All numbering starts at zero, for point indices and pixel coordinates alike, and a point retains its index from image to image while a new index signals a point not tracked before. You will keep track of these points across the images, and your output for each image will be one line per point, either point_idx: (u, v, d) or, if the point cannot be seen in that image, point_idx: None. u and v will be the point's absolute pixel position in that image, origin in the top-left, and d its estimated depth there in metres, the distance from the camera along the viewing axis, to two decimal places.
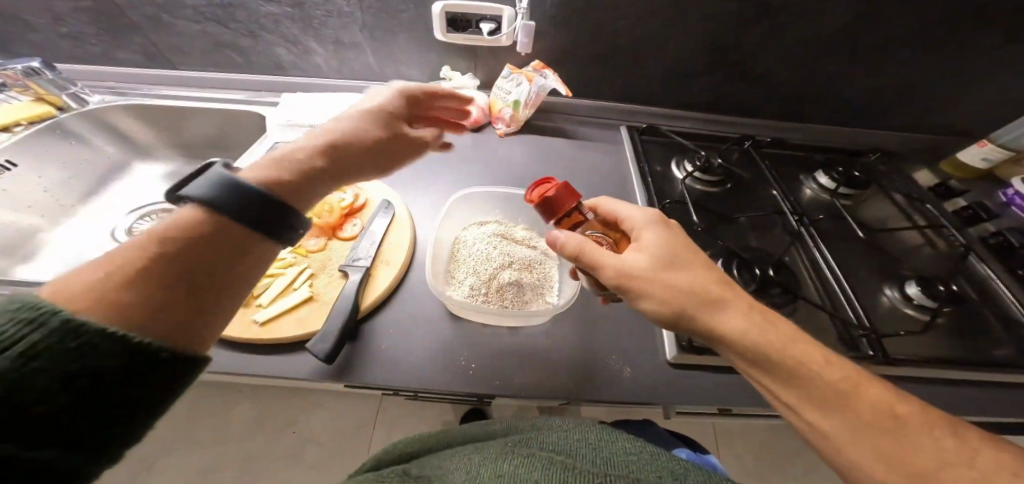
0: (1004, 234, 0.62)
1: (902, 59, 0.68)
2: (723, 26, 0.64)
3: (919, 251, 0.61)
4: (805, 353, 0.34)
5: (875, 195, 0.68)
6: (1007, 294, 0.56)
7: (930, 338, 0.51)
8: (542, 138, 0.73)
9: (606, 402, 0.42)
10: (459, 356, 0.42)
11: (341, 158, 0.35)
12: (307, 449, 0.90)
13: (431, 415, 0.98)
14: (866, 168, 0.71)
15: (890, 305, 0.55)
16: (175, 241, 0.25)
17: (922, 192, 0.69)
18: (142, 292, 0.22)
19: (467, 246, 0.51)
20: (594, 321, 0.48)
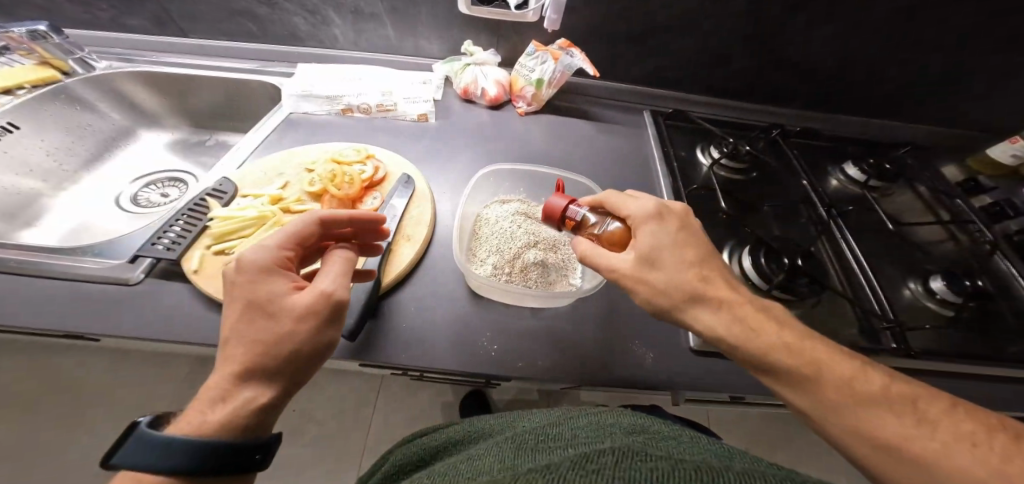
0: None
1: (941, 51, 0.66)
2: (760, 9, 0.61)
3: (944, 246, 0.60)
4: (801, 359, 0.31)
5: (903, 189, 0.67)
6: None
7: (953, 333, 0.50)
8: (562, 119, 0.71)
9: (629, 385, 0.41)
10: (478, 334, 0.41)
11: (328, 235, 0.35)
12: (309, 427, 0.90)
13: (436, 397, 0.98)
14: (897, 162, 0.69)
15: (912, 298, 0.53)
16: (265, 303, 0.29)
17: (949, 186, 0.67)
18: (264, 344, 0.28)
19: (491, 223, 0.49)
20: (618, 304, 0.46)
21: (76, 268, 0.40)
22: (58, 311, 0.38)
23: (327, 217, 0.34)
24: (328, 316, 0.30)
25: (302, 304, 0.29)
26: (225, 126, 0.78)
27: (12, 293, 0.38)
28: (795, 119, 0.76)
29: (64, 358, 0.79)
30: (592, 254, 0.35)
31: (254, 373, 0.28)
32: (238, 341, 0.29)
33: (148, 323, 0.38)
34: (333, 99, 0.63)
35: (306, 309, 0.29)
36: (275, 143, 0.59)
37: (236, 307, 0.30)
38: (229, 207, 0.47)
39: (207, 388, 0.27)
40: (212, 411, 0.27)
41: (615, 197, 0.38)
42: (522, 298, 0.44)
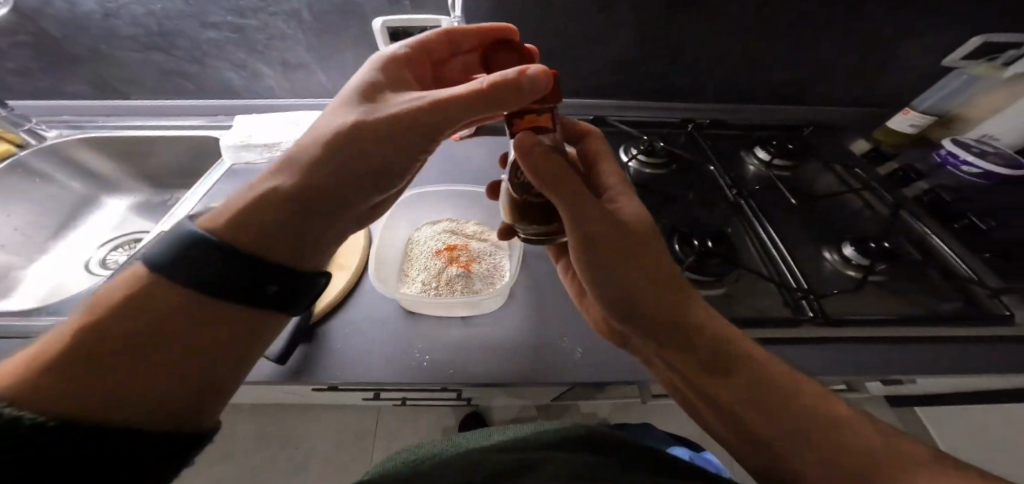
0: (935, 191, 0.62)
1: (831, 36, 0.71)
2: (651, 18, 0.67)
3: (858, 213, 0.62)
4: (758, 364, 0.34)
5: (812, 166, 0.70)
6: (945, 248, 0.55)
7: (873, 295, 0.50)
8: (497, 139, 0.75)
9: (558, 380, 0.43)
10: (415, 349, 0.44)
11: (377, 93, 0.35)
12: (311, 463, 0.91)
13: (429, 423, 0.99)
14: (801, 141, 0.73)
15: (833, 269, 0.53)
16: (297, 161, 0.31)
17: (854, 160, 0.70)
18: (280, 199, 0.30)
19: (421, 244, 0.53)
20: (547, 306, 0.50)
21: (34, 326, 0.43)
22: None
23: (380, 77, 0.36)
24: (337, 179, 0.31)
25: (324, 164, 0.31)
26: (183, 182, 0.81)
27: None
28: (713, 111, 0.82)
29: None
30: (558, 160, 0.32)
31: (254, 227, 0.29)
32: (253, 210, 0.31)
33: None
34: (271, 146, 0.67)
35: (326, 170, 0.31)
36: (218, 194, 0.62)
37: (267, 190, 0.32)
38: None
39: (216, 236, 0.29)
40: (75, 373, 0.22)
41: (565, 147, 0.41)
42: (451, 308, 0.47)
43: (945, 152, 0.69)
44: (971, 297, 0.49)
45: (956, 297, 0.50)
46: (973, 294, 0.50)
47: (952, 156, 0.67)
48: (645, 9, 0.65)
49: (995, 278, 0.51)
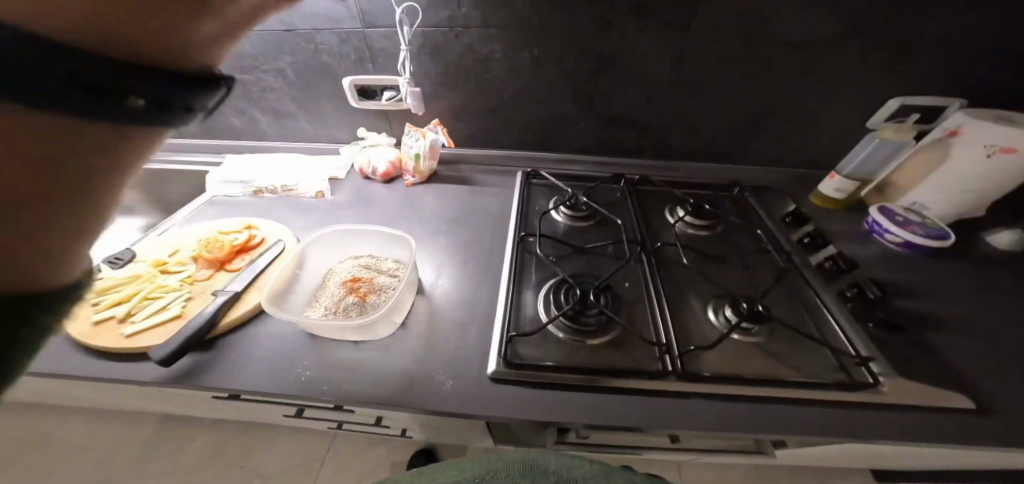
0: (838, 258, 0.66)
1: (754, 102, 0.76)
2: (582, 82, 0.76)
3: (760, 275, 0.65)
4: None
5: (733, 225, 0.73)
6: (831, 317, 0.59)
7: (743, 358, 0.54)
8: (445, 185, 0.83)
9: (421, 409, 0.47)
10: (298, 365, 0.50)
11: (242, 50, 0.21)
12: None
13: (375, 457, 1.01)
14: (726, 202, 0.77)
15: (715, 329, 0.58)
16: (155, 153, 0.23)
17: (775, 221, 0.73)
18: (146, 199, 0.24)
19: (335, 274, 0.60)
20: (436, 339, 0.55)
21: None
22: None
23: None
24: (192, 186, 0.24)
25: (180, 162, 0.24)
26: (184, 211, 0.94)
27: None
28: (654, 168, 0.86)
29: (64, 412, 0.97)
30: None
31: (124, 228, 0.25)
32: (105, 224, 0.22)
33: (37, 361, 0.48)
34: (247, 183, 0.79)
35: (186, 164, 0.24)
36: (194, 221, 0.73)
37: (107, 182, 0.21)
38: (120, 269, 0.59)
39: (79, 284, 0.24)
40: None
41: None
42: (342, 332, 0.53)
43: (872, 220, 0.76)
44: (839, 366, 0.54)
45: (828, 364, 0.55)
46: (842, 362, 0.54)
47: (877, 225, 0.74)
48: (573, 75, 0.75)
49: (868, 350, 0.55)
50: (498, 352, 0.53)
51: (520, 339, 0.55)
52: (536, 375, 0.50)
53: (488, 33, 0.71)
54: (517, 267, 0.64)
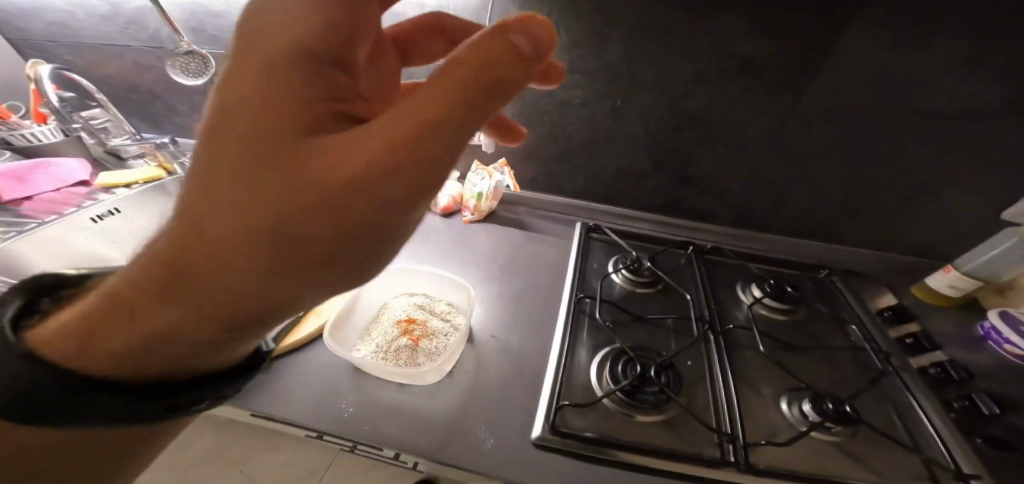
0: (945, 366, 0.56)
1: (850, 171, 0.70)
2: (658, 134, 0.73)
3: (845, 370, 0.57)
4: None
5: (816, 313, 0.65)
6: (932, 428, 0.50)
7: (815, 455, 0.47)
8: (499, 226, 0.83)
9: (458, 466, 0.44)
10: (342, 400, 0.49)
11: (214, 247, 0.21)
12: None
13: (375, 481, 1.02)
14: (811, 285, 0.69)
15: (788, 423, 0.50)
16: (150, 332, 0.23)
17: (868, 313, 0.65)
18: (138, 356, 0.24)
19: (390, 311, 0.60)
20: (479, 390, 0.52)
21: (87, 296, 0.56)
22: None
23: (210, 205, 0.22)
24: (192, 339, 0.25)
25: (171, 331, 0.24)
26: None
27: None
28: (723, 237, 0.82)
29: None
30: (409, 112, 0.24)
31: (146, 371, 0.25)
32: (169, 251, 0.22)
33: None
34: None
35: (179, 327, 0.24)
36: None
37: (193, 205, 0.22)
38: None
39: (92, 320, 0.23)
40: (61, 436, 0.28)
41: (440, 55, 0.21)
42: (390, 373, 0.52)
43: (988, 324, 0.64)
44: (930, 476, 0.46)
45: (915, 473, 0.46)
46: (934, 473, 0.46)
47: (995, 331, 0.62)
48: (652, 127, 0.73)
49: (974, 468, 0.46)
50: (545, 417, 0.49)
51: (568, 410, 0.50)
52: (583, 448, 0.46)
53: (572, 79, 0.71)
54: (573, 331, 0.60)
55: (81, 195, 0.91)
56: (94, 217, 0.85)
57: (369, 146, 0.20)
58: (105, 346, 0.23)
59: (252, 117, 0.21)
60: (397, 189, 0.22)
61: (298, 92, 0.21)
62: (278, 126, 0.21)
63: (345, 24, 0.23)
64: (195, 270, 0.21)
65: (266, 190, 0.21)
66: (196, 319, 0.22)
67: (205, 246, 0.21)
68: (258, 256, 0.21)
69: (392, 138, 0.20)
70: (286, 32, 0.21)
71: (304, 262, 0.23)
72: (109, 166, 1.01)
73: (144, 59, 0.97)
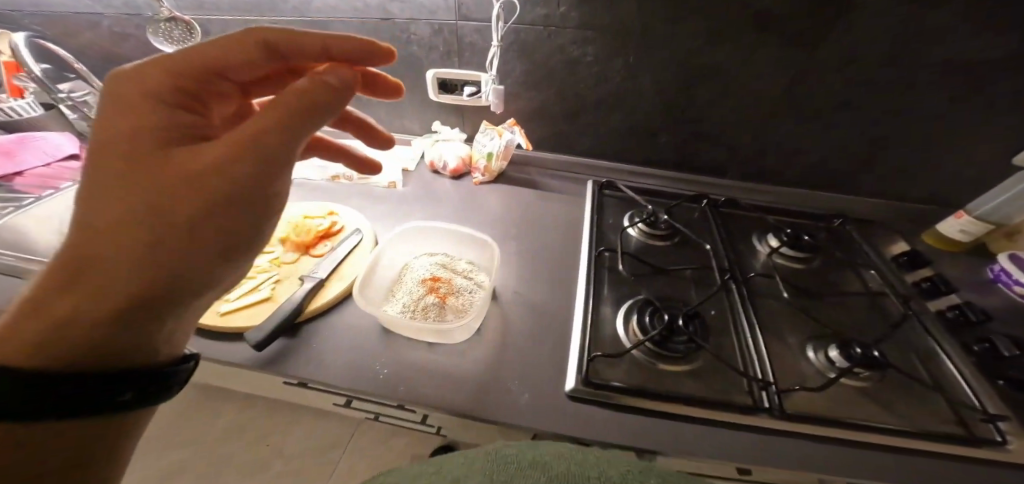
0: (964, 309, 0.57)
1: (865, 124, 0.70)
2: (673, 90, 0.71)
3: (867, 316, 0.59)
4: None
5: (835, 261, 0.66)
6: (954, 370, 0.52)
7: (846, 401, 0.48)
8: (510, 187, 0.82)
9: (495, 420, 0.45)
10: (375, 363, 0.49)
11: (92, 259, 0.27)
12: (275, 462, 0.99)
13: (397, 446, 1.05)
14: (830, 233, 0.70)
15: (815, 369, 0.52)
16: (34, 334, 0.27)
17: (885, 260, 0.66)
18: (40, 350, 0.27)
19: (412, 271, 0.60)
20: (510, 348, 0.53)
21: None
22: None
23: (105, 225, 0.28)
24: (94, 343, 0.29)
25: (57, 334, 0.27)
26: None
27: None
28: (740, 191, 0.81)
29: None
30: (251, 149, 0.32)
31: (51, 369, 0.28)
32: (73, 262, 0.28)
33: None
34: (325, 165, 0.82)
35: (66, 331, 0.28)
36: None
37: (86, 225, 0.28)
38: None
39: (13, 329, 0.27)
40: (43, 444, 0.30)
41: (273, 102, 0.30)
42: (420, 333, 0.53)
43: (999, 267, 0.65)
44: (957, 419, 0.47)
45: (941, 415, 0.48)
46: (961, 415, 0.48)
47: (1005, 273, 0.64)
48: (667, 83, 0.71)
49: (998, 409, 0.48)
50: (579, 370, 0.49)
51: (600, 362, 0.51)
52: (616, 398, 0.47)
53: (583, 34, 0.68)
54: (597, 283, 0.60)
55: (73, 171, 0.88)
56: None
57: (214, 154, 0.28)
58: (24, 343, 0.27)
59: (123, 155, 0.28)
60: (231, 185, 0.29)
61: (156, 131, 0.29)
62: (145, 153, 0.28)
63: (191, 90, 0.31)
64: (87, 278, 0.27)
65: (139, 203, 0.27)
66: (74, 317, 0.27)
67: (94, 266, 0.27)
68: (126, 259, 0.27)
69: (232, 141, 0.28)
70: (141, 97, 0.29)
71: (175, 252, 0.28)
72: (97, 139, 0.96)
73: (121, 28, 0.91)
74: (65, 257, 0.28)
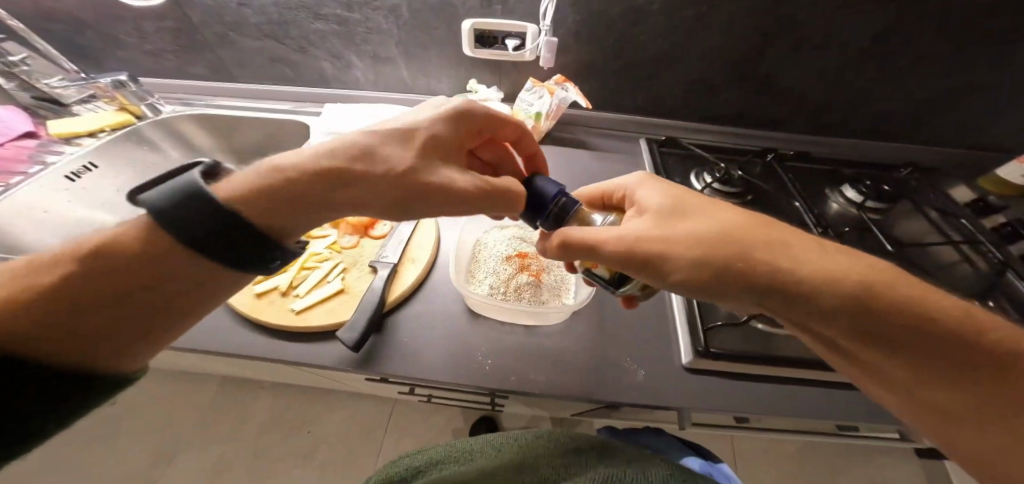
0: None
1: (937, 73, 0.67)
2: (745, 40, 0.66)
3: (953, 266, 0.62)
4: (911, 329, 0.30)
5: (908, 211, 0.70)
6: None
7: None
8: (561, 148, 0.75)
9: (620, 400, 0.44)
10: (476, 352, 0.47)
11: (316, 180, 0.32)
12: (320, 450, 0.98)
13: (438, 417, 1.06)
14: (898, 183, 0.72)
15: None
16: (268, 188, 0.30)
17: (957, 208, 0.70)
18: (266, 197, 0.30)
19: (489, 247, 0.56)
20: (611, 326, 0.51)
21: None
22: None
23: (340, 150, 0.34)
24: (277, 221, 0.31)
25: (264, 191, 0.30)
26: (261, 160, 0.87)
27: None
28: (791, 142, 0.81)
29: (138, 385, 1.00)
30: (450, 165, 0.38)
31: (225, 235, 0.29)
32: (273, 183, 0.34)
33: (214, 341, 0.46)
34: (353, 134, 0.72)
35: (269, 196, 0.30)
36: None
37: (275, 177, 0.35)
38: None
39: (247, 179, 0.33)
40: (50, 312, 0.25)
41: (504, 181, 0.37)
42: (516, 315, 0.50)
43: None
44: None
45: None
46: None
47: None
48: (741, 33, 0.65)
49: None
50: (691, 341, 0.48)
51: (716, 333, 0.50)
52: (733, 367, 0.47)
53: None
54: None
55: (33, 149, 0.71)
56: (70, 174, 0.70)
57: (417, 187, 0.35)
58: (271, 192, 0.30)
59: (403, 141, 0.36)
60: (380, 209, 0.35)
61: (428, 141, 0.37)
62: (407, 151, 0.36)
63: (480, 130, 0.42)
64: (297, 194, 0.31)
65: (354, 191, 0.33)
66: (282, 199, 0.31)
67: (313, 196, 0.32)
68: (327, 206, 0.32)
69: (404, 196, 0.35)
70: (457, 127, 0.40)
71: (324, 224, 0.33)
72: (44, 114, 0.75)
73: None
74: (260, 170, 0.32)
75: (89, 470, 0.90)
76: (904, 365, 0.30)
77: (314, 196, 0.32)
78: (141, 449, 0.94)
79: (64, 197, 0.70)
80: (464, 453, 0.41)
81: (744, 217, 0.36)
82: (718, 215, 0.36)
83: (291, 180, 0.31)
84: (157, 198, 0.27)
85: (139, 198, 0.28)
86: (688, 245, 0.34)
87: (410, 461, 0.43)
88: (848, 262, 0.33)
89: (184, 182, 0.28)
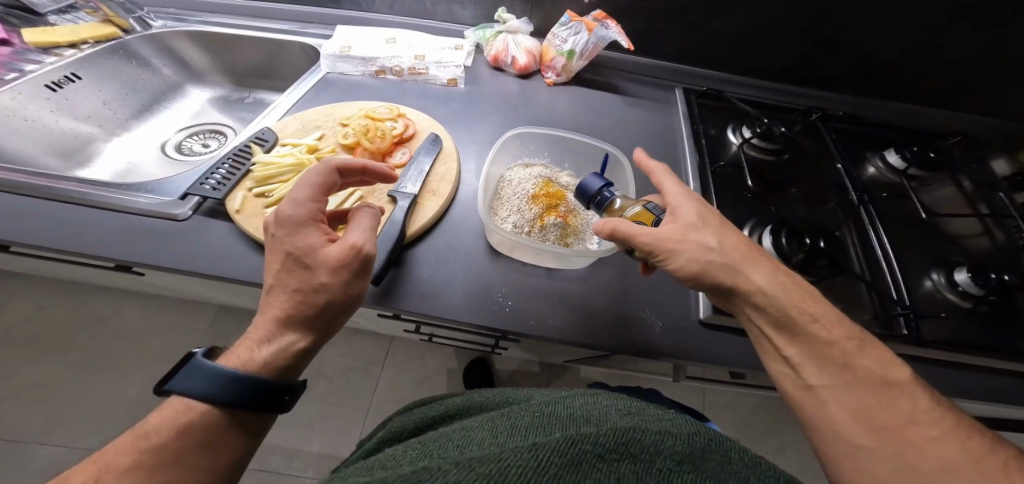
0: None
1: None
2: None
3: (974, 239, 0.60)
4: (813, 304, 0.36)
5: (943, 180, 0.68)
6: None
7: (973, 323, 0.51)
8: (590, 91, 0.70)
9: (636, 349, 0.44)
10: (497, 293, 0.45)
11: (308, 293, 0.35)
12: (316, 382, 1.02)
13: (432, 359, 1.09)
14: (942, 152, 0.69)
15: (933, 289, 0.54)
16: (299, 311, 0.35)
17: (995, 181, 0.67)
18: (293, 316, 0.35)
19: (513, 184, 0.54)
20: (633, 276, 0.50)
21: (137, 204, 0.47)
22: (131, 246, 0.44)
23: (340, 164, 0.41)
24: (357, 269, 0.36)
25: (334, 256, 0.35)
26: (262, 84, 0.82)
27: (92, 229, 0.45)
28: (834, 102, 0.77)
29: (139, 310, 1.02)
30: (293, 219, 0.37)
31: (291, 321, 0.35)
32: (281, 289, 0.36)
33: (225, 264, 0.44)
34: (366, 60, 0.67)
35: (337, 261, 0.35)
36: (311, 100, 0.63)
37: (279, 255, 0.37)
38: (270, 154, 0.53)
39: (253, 332, 0.35)
40: (258, 350, 0.34)
41: (353, 221, 0.37)
42: (540, 256, 0.48)
43: None
44: None
45: None
46: None
47: None
48: None
49: None
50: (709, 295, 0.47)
51: None
52: None
53: None
54: (713, 191, 0.56)
55: (5, 56, 0.63)
56: (51, 83, 0.64)
57: (309, 247, 0.36)
58: (290, 316, 0.35)
59: (294, 209, 0.37)
60: (347, 274, 0.35)
61: (310, 204, 0.38)
62: (298, 224, 0.37)
63: (323, 182, 0.40)
64: (307, 295, 0.35)
65: (308, 280, 0.35)
66: (306, 302, 0.35)
67: (310, 291, 0.35)
68: (327, 290, 0.35)
69: (345, 263, 0.35)
70: (304, 193, 0.38)
71: (331, 312, 0.36)
72: (12, 24, 0.67)
73: None
74: (271, 301, 0.36)
75: (88, 388, 0.93)
76: (806, 351, 0.35)
77: (318, 289, 0.35)
78: (140, 377, 0.95)
79: (46, 107, 0.64)
80: (485, 403, 0.38)
81: (741, 242, 0.38)
82: (727, 237, 0.38)
83: (296, 280, 0.35)
84: (185, 382, 0.31)
85: (173, 385, 0.31)
86: (698, 256, 0.36)
87: (431, 409, 0.40)
88: (798, 297, 0.36)
89: (191, 373, 0.32)
